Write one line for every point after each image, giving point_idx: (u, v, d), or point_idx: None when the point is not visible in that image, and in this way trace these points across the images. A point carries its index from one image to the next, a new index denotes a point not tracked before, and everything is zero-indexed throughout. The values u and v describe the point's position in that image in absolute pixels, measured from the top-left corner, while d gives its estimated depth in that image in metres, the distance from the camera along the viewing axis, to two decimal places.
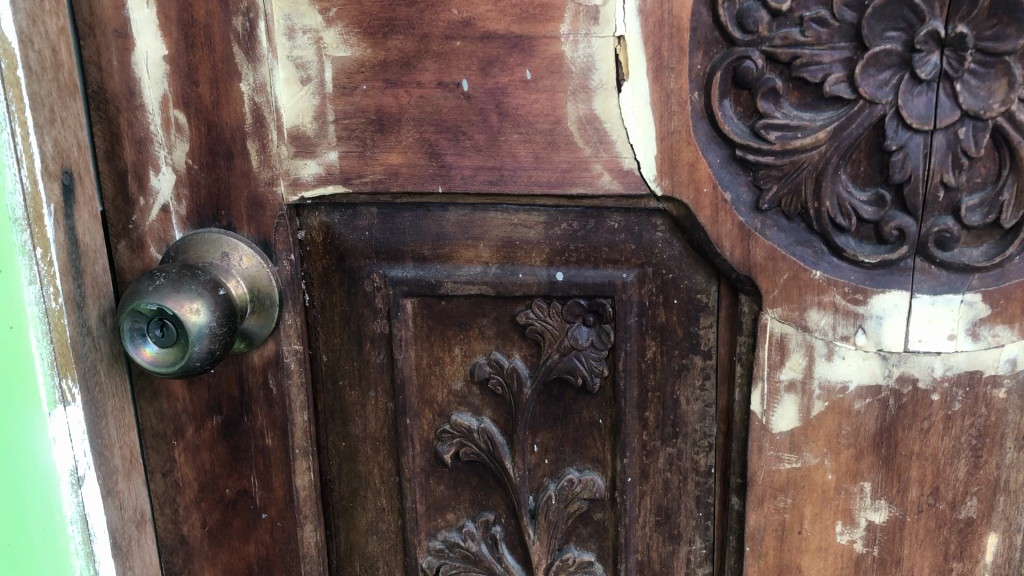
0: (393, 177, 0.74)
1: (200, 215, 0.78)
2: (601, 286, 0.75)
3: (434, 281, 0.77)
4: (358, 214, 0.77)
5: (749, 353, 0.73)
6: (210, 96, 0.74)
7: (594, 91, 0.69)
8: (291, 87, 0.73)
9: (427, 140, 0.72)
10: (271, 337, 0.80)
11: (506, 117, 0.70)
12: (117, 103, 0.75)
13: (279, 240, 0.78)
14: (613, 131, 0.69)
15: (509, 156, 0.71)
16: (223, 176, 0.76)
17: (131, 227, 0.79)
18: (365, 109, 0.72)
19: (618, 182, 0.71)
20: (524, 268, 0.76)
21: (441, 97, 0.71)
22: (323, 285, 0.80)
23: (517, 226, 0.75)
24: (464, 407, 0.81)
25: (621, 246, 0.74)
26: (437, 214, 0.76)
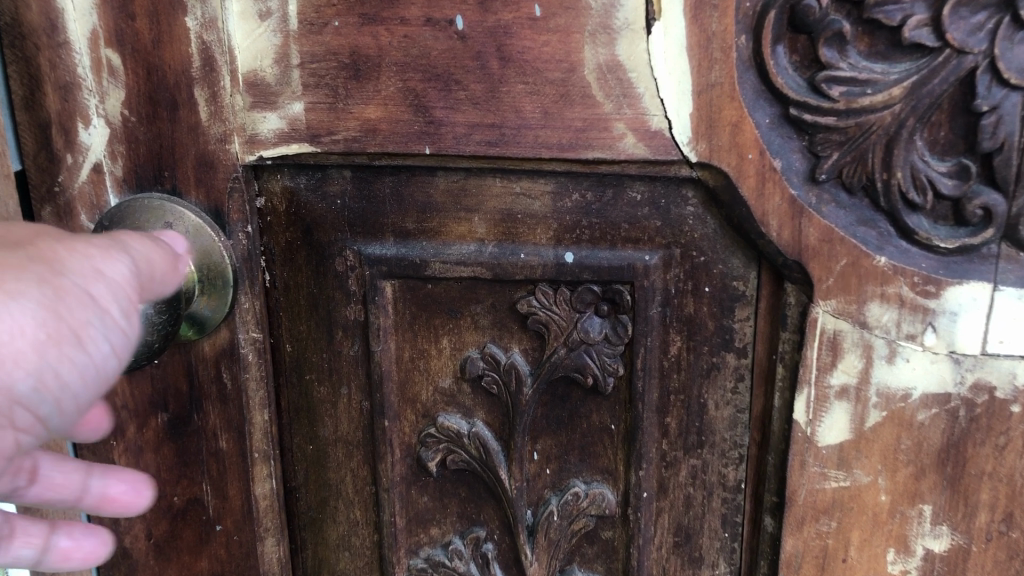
0: (370, 135, 0.61)
1: (139, 177, 0.65)
2: (619, 270, 0.63)
3: (419, 260, 0.65)
4: (329, 178, 0.65)
5: (794, 352, 0.61)
6: (150, 33, 0.61)
7: (618, 32, 0.56)
8: (247, 23, 0.60)
9: (413, 90, 0.60)
10: (224, 323, 0.67)
11: (509, 63, 0.58)
12: (35, 38, 0.61)
13: (233, 208, 0.65)
14: (640, 83, 0.57)
15: (512, 111, 0.59)
16: (167, 131, 0.63)
17: (57, 189, 0.65)
18: (338, 51, 0.60)
19: (643, 145, 0.58)
20: (527, 246, 0.64)
21: (430, 38, 0.58)
22: (287, 263, 0.68)
23: (520, 196, 0.63)
24: (453, 408, 0.69)
25: (643, 223, 0.62)
26: (424, 181, 0.64)
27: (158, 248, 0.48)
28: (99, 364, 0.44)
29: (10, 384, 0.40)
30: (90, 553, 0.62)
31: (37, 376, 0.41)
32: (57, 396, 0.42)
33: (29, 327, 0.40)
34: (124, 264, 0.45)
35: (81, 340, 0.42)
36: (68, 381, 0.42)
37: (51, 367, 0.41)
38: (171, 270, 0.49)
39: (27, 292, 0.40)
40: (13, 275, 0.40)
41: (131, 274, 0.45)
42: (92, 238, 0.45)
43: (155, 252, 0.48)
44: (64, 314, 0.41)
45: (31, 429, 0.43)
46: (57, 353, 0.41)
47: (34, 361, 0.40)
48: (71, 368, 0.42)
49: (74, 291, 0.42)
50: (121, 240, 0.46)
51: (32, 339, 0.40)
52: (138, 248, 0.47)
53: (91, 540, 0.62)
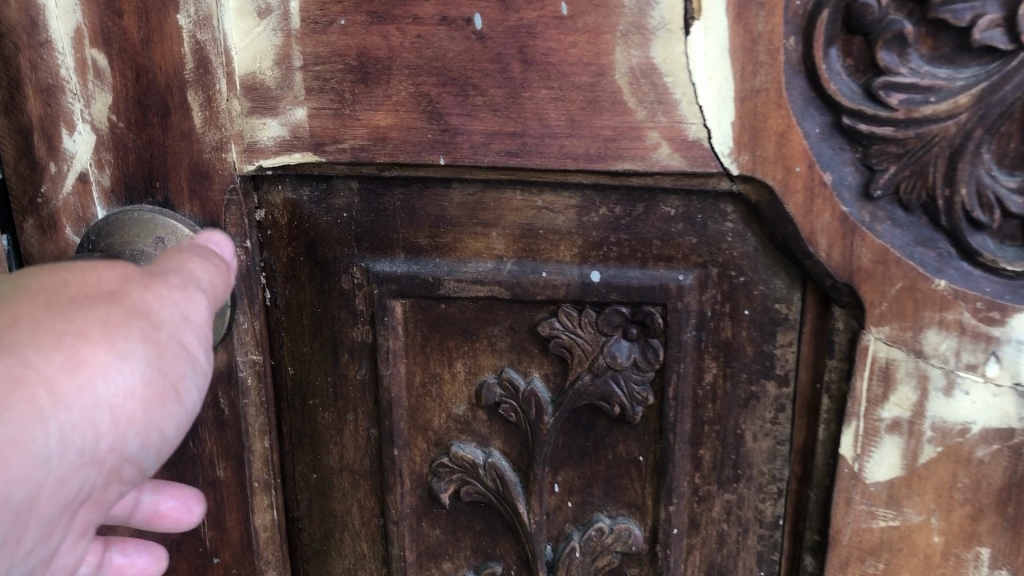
0: (379, 144, 0.56)
1: (128, 188, 0.59)
2: (650, 290, 0.57)
3: (432, 278, 0.60)
4: (334, 190, 0.60)
5: (841, 382, 0.56)
6: (139, 32, 0.56)
7: (653, 32, 0.51)
8: (245, 21, 0.55)
9: (427, 96, 0.55)
10: (221, 344, 0.62)
11: (532, 66, 0.53)
12: (15, 37, 0.57)
13: (230, 221, 0.60)
14: (676, 88, 0.52)
15: (535, 118, 0.54)
16: (157, 138, 0.58)
17: (41, 200, 0.61)
18: (344, 52, 0.54)
19: (680, 157, 0.53)
20: (549, 264, 0.59)
21: (446, 38, 0.53)
22: (289, 280, 0.63)
23: (542, 210, 0.58)
24: (467, 436, 0.64)
25: (678, 240, 0.57)
26: (437, 193, 0.59)
27: (215, 270, 0.53)
28: (189, 407, 0.50)
29: (123, 442, 0.46)
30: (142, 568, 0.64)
31: (147, 429, 0.47)
32: (160, 442, 0.49)
33: (140, 387, 0.45)
34: (201, 301, 0.50)
35: (175, 395, 0.48)
36: (167, 430, 0.49)
37: (156, 421, 0.47)
38: (228, 285, 0.54)
39: (137, 350, 0.45)
40: (125, 335, 0.45)
41: (208, 311, 0.50)
42: (171, 274, 0.49)
43: (215, 274, 0.53)
44: (168, 368, 0.47)
45: (136, 469, 0.49)
46: (161, 408, 0.47)
47: (142, 420, 0.46)
48: (168, 419, 0.49)
49: (178, 344, 0.48)
50: (189, 268, 0.51)
51: (140, 397, 0.45)
52: (207, 278, 0.51)
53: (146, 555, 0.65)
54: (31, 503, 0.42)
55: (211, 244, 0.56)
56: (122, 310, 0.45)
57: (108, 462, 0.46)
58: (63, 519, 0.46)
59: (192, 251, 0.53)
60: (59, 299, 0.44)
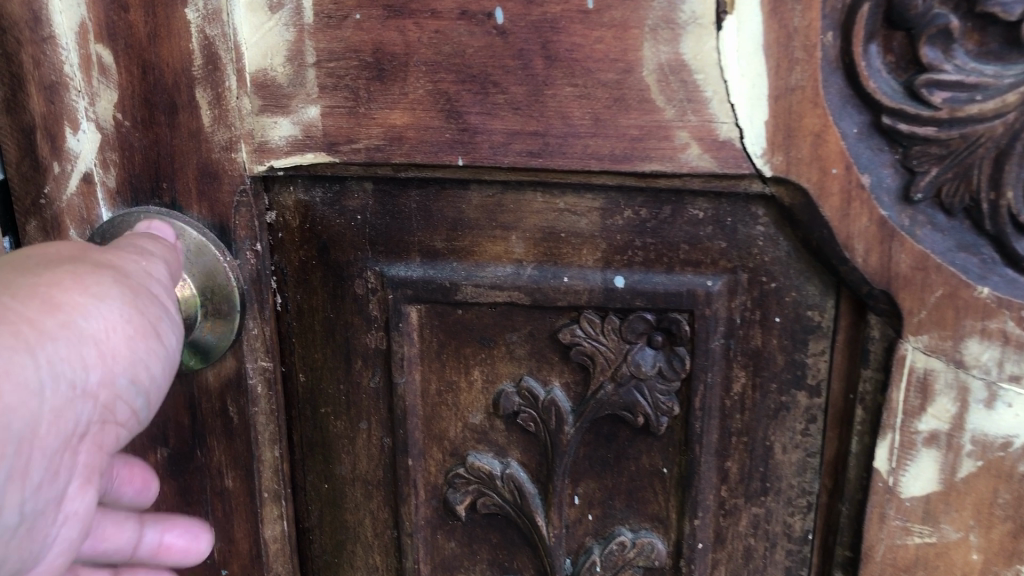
0: (395, 144, 0.54)
1: (134, 188, 0.57)
2: (676, 297, 0.55)
3: (449, 283, 0.58)
4: (347, 191, 0.58)
5: (876, 393, 0.54)
6: (145, 26, 0.53)
7: (683, 27, 0.49)
8: (255, 15, 0.52)
9: (445, 94, 0.52)
10: (230, 351, 0.60)
11: (555, 62, 0.51)
12: (17, 32, 0.55)
13: (240, 224, 0.58)
14: (707, 86, 0.50)
15: (558, 117, 0.52)
16: (164, 137, 0.56)
17: (43, 202, 0.59)
18: (359, 47, 0.52)
19: (710, 158, 0.51)
20: (571, 268, 0.56)
21: (465, 33, 0.51)
22: (301, 284, 0.61)
23: (564, 213, 0.55)
24: (483, 446, 0.62)
25: (706, 244, 0.55)
26: (455, 195, 0.56)
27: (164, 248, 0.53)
28: (172, 355, 0.50)
29: (112, 377, 0.45)
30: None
31: (135, 367, 0.47)
32: (150, 386, 0.48)
33: (122, 324, 0.45)
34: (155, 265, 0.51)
35: (157, 336, 0.48)
36: (157, 372, 0.48)
37: (143, 359, 0.47)
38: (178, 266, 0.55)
39: (113, 293, 0.45)
40: (96, 279, 0.45)
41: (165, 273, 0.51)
42: (124, 246, 0.51)
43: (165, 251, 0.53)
44: (145, 311, 0.47)
45: (129, 420, 0.49)
46: (145, 345, 0.47)
47: (127, 356, 0.46)
48: (156, 361, 0.48)
49: (151, 293, 0.48)
50: (141, 245, 0.51)
51: (123, 333, 0.46)
52: (158, 249, 0.52)
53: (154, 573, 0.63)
54: (32, 435, 0.41)
55: (151, 231, 0.55)
56: (92, 262, 0.46)
57: (101, 399, 0.45)
58: (66, 468, 0.45)
59: (137, 233, 0.53)
60: (24, 262, 0.44)
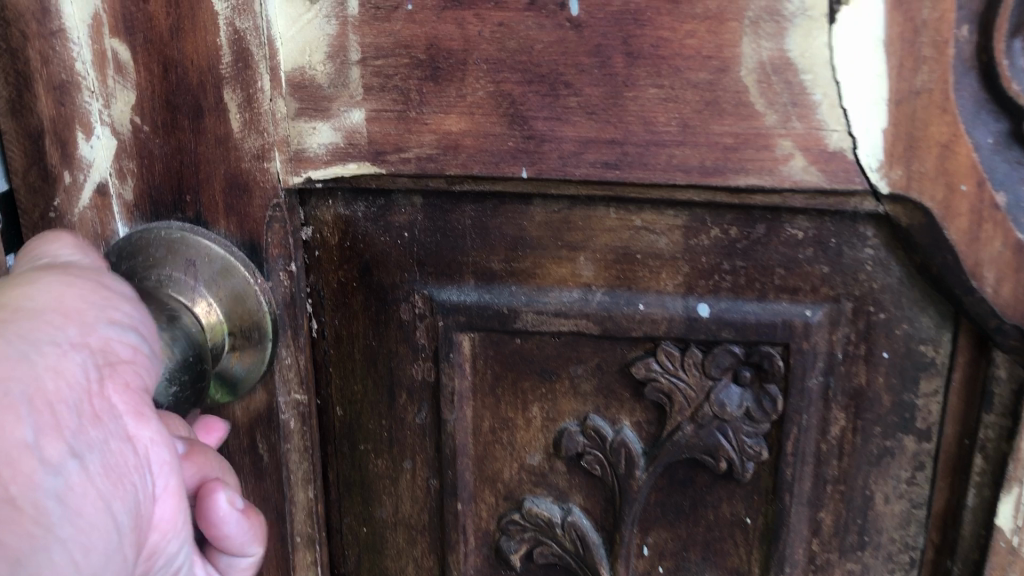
0: (450, 153, 0.47)
1: (154, 201, 0.51)
2: (769, 328, 0.49)
3: (507, 310, 0.51)
4: (393, 206, 0.51)
5: (1002, 441, 0.47)
6: (167, 18, 0.47)
7: (790, 20, 0.42)
8: (293, 7, 0.46)
9: (508, 96, 0.46)
10: (261, 383, 0.54)
11: (638, 60, 0.44)
12: (22, 25, 0.48)
13: (273, 242, 0.52)
14: (816, 87, 0.43)
15: (640, 123, 0.45)
16: (188, 144, 0.49)
17: (53, 215, 0.52)
18: (411, 43, 0.46)
19: (817, 171, 0.44)
20: (648, 294, 0.50)
21: (534, 26, 0.44)
22: (340, 309, 0.54)
23: (641, 231, 0.49)
24: (542, 490, 0.55)
25: (805, 269, 0.48)
26: (516, 211, 0.50)
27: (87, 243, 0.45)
28: (138, 304, 0.43)
29: (91, 327, 0.38)
30: (247, 565, 0.51)
31: (100, 313, 0.39)
32: (133, 322, 0.41)
33: (65, 287, 0.39)
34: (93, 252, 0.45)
35: (108, 286, 0.41)
36: (133, 311, 0.42)
37: (110, 304, 0.40)
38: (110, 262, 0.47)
39: (43, 275, 0.39)
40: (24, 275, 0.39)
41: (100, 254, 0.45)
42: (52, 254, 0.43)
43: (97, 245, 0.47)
44: (84, 275, 0.41)
45: (144, 367, 0.41)
46: (103, 295, 0.40)
47: (91, 305, 0.39)
48: (122, 302, 0.41)
49: (94, 265, 0.43)
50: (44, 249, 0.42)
51: (75, 291, 0.39)
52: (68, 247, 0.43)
53: (255, 528, 0.49)
54: (52, 399, 0.34)
55: None
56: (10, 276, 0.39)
57: (98, 349, 0.38)
58: (106, 412, 0.37)
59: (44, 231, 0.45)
60: None
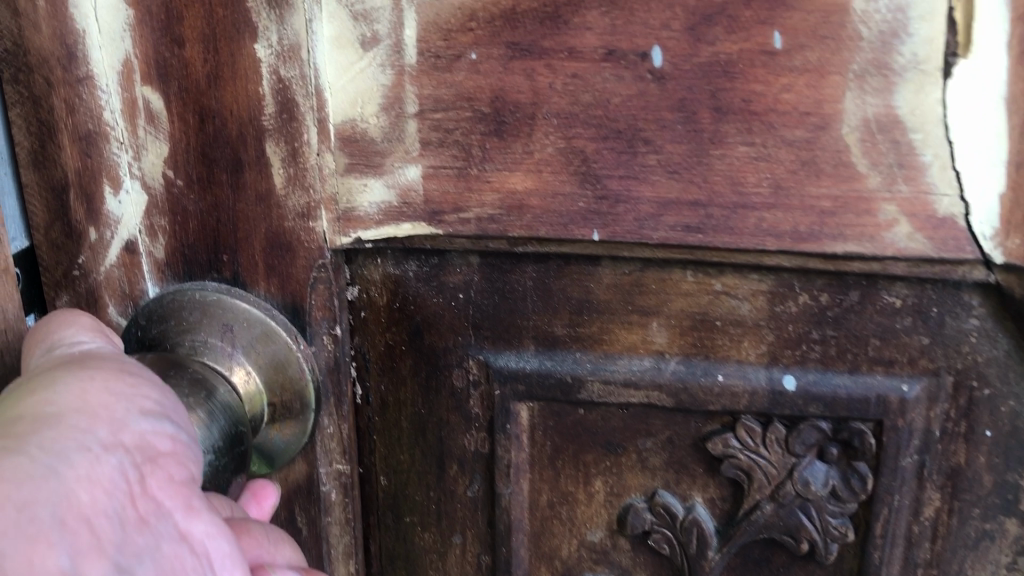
0: (514, 213, 0.44)
1: (187, 261, 0.47)
2: (860, 404, 0.45)
3: (572, 379, 0.47)
4: (448, 266, 0.47)
5: None
6: (204, 65, 0.43)
7: (899, 74, 0.38)
8: (344, 54, 0.42)
9: (580, 152, 0.42)
10: (301, 454, 0.50)
11: (727, 115, 0.40)
12: (46, 71, 0.44)
13: (317, 304, 0.47)
14: (926, 148, 0.39)
15: (727, 184, 0.41)
16: (226, 201, 0.45)
17: (77, 274, 0.48)
18: (474, 94, 0.41)
19: (924, 238, 0.40)
20: (727, 365, 0.46)
21: (611, 78, 0.40)
22: (387, 373, 0.50)
23: (721, 297, 0.45)
24: (604, 568, 0.51)
25: (902, 339, 0.44)
26: (582, 272, 0.46)
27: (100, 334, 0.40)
28: (168, 389, 0.36)
29: (124, 422, 0.32)
30: None
31: (130, 403, 0.33)
32: (167, 409, 0.35)
33: (86, 380, 0.32)
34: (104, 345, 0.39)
35: (133, 372, 0.35)
36: (163, 397, 0.35)
37: (139, 390, 0.34)
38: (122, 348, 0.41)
39: (58, 374, 0.32)
40: (39, 377, 0.33)
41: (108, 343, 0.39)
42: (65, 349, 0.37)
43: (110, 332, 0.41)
44: (104, 365, 0.34)
45: (188, 455, 0.34)
46: (129, 381, 0.34)
47: (118, 395, 0.33)
48: (150, 387, 0.35)
49: (109, 355, 0.36)
50: (62, 340, 0.38)
51: (97, 383, 0.33)
52: (84, 333, 0.39)
53: None
54: (90, 513, 0.29)
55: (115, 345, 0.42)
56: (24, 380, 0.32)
57: (134, 445, 0.32)
58: (154, 513, 0.31)
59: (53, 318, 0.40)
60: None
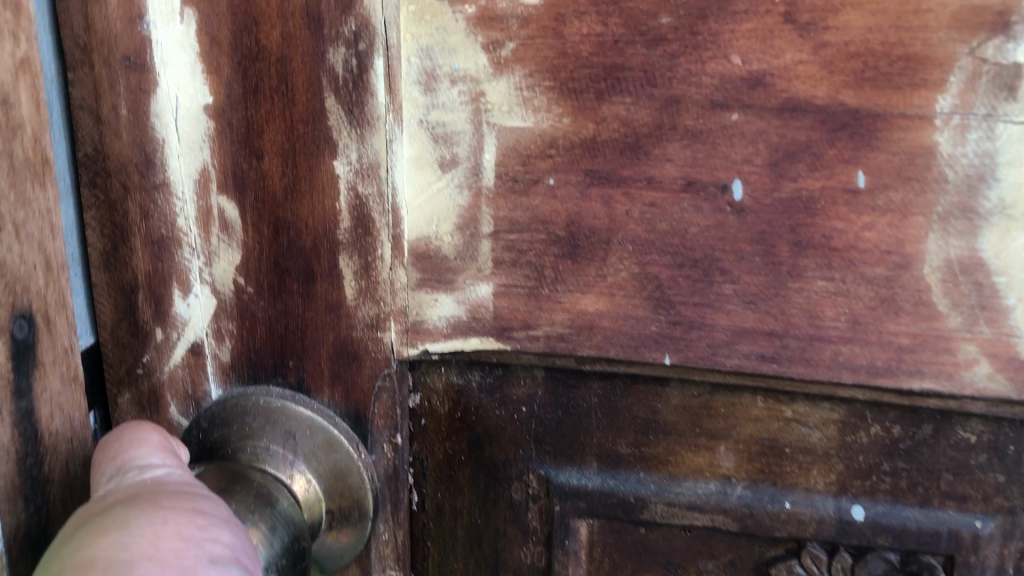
0: (584, 334, 0.43)
1: (254, 365, 0.47)
2: (931, 538, 0.44)
3: (635, 499, 0.47)
4: (513, 379, 0.47)
5: None
6: (282, 178, 0.43)
7: (986, 218, 0.38)
8: (423, 174, 0.42)
9: (655, 279, 0.41)
10: (356, 559, 0.50)
11: (807, 250, 0.40)
12: (124, 177, 0.45)
13: (380, 412, 0.47)
14: (1010, 291, 0.38)
15: (805, 316, 0.41)
16: (296, 309, 0.46)
17: (140, 372, 0.49)
18: (550, 219, 0.42)
19: (1004, 379, 0.40)
20: (795, 492, 0.45)
21: (691, 209, 0.40)
22: (445, 482, 0.49)
23: (790, 424, 0.44)
24: None
25: (977, 476, 0.43)
26: (649, 392, 0.45)
27: (170, 454, 0.41)
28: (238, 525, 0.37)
29: (195, 570, 0.33)
30: None
31: (200, 549, 0.34)
32: (237, 553, 0.35)
33: (159, 526, 0.34)
34: (175, 471, 0.40)
35: (204, 513, 0.36)
36: (235, 537, 0.36)
37: (209, 532, 0.35)
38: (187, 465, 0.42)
39: (131, 517, 0.34)
40: (117, 517, 0.34)
41: (177, 468, 0.40)
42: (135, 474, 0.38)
43: (176, 448, 0.42)
44: (176, 507, 0.35)
45: None
46: (200, 524, 0.35)
47: (190, 541, 0.34)
48: (222, 529, 0.35)
49: (180, 489, 0.37)
50: (133, 462, 0.39)
51: (172, 528, 0.34)
52: (154, 455, 0.40)
53: None
54: None
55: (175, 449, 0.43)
56: (101, 521, 0.34)
57: None
58: None
59: (123, 434, 0.41)
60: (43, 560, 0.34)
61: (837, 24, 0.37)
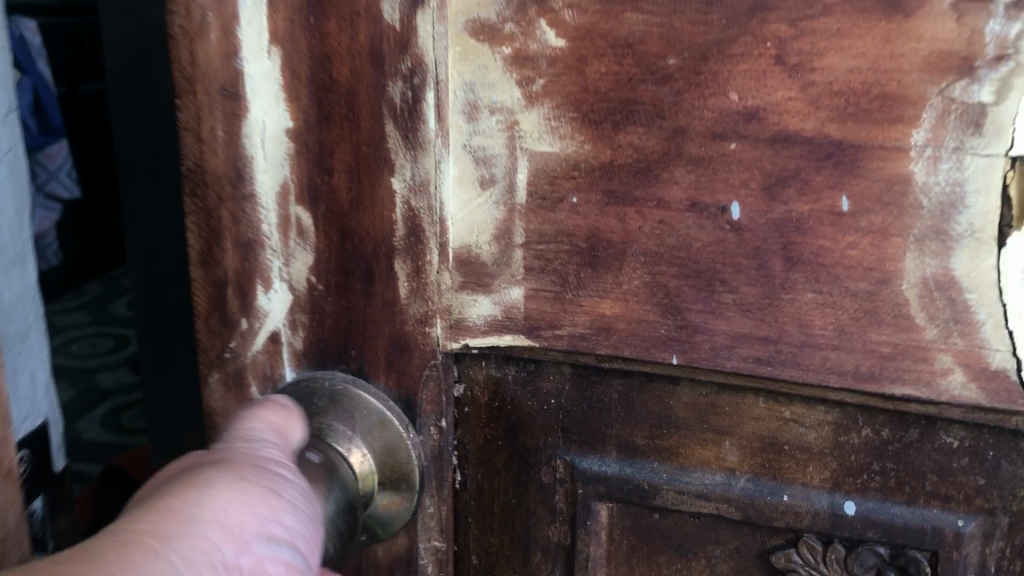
0: (602, 334, 0.49)
1: (321, 352, 0.55)
2: (917, 534, 0.48)
3: (648, 485, 0.52)
4: (543, 372, 0.53)
5: None
6: (349, 192, 0.51)
7: (957, 241, 0.42)
8: (466, 191, 0.49)
9: (664, 287, 0.47)
10: (404, 528, 0.56)
11: (797, 265, 0.45)
12: (219, 187, 0.53)
13: (427, 398, 0.54)
14: (981, 307, 0.42)
15: (796, 324, 0.45)
16: (359, 305, 0.53)
17: (227, 356, 0.57)
18: (573, 232, 0.48)
19: (976, 387, 0.44)
20: (794, 486, 0.50)
21: (695, 227, 0.46)
22: (483, 464, 0.56)
23: (788, 423, 0.49)
24: None
25: (959, 478, 0.47)
26: (663, 390, 0.51)
27: (268, 434, 0.48)
28: (301, 511, 0.44)
29: (249, 545, 0.40)
30: None
31: (260, 529, 0.41)
32: (288, 538, 0.42)
33: (234, 500, 0.40)
34: (263, 447, 0.47)
35: (272, 498, 0.43)
36: (292, 523, 0.43)
37: (271, 516, 0.42)
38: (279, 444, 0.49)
39: (215, 484, 0.41)
40: (207, 480, 0.41)
41: (266, 447, 0.47)
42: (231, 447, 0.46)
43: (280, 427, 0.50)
44: (253, 486, 0.42)
45: None
46: (267, 506, 0.42)
47: (255, 521, 0.41)
48: (282, 517, 0.42)
49: (262, 468, 0.44)
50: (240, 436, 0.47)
51: (243, 506, 0.41)
52: (262, 425, 0.48)
53: None
54: None
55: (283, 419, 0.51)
56: (196, 479, 0.41)
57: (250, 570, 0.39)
58: None
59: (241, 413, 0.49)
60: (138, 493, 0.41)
61: (821, 66, 0.42)
